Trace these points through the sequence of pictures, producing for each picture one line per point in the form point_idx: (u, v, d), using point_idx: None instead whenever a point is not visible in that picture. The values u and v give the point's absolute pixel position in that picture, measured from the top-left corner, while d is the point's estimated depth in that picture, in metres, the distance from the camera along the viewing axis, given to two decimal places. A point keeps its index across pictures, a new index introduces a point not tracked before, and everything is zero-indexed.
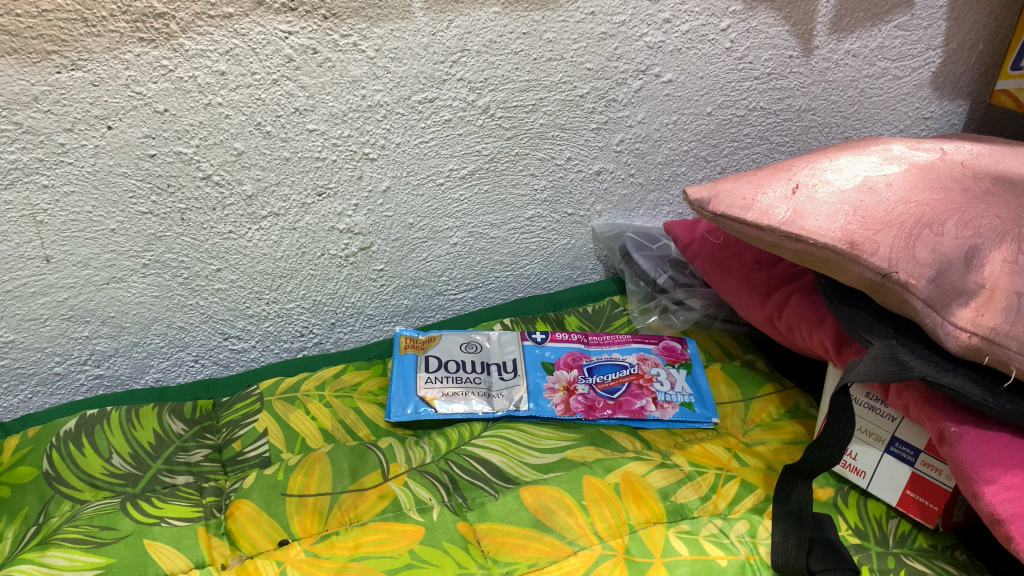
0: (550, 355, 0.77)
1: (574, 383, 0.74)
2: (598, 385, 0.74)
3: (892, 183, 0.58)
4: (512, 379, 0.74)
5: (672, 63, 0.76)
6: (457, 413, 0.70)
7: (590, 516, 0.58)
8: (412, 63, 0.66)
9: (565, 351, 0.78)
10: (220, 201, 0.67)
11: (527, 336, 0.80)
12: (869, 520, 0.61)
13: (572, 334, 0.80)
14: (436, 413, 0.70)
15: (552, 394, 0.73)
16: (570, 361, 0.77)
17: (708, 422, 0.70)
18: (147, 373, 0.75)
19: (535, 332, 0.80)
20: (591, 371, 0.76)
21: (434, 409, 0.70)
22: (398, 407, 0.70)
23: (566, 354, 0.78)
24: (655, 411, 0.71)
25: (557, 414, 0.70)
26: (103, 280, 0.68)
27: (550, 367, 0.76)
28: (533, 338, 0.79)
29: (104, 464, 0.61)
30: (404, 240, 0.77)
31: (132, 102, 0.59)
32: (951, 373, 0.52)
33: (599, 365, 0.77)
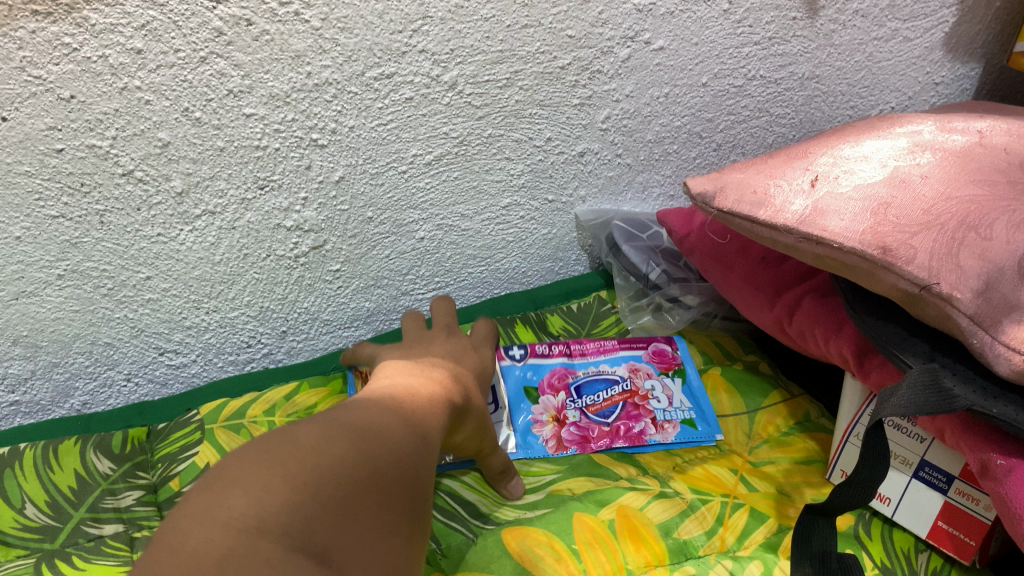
0: (532, 376, 0.68)
1: (564, 412, 0.65)
2: (589, 409, 0.66)
3: (928, 176, 0.50)
4: (495, 411, 0.63)
5: (663, 28, 0.67)
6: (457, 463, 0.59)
7: (582, 562, 0.50)
8: (365, 33, 0.56)
9: (548, 370, 0.69)
10: (146, 200, 0.58)
11: (503, 355, 0.69)
12: (896, 555, 0.54)
13: (553, 347, 0.71)
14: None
15: (541, 427, 0.64)
16: (556, 383, 0.68)
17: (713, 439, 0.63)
18: (71, 397, 0.66)
19: (511, 347, 0.70)
20: (579, 392, 0.67)
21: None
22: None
23: (549, 373, 0.69)
24: (654, 433, 0.64)
25: (550, 452, 0.62)
26: (11, 295, 0.58)
27: (534, 393, 0.67)
28: (512, 356, 0.69)
29: (15, 517, 0.53)
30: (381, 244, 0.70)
31: (29, 88, 0.49)
32: (1001, 402, 0.44)
33: (586, 382, 0.68)
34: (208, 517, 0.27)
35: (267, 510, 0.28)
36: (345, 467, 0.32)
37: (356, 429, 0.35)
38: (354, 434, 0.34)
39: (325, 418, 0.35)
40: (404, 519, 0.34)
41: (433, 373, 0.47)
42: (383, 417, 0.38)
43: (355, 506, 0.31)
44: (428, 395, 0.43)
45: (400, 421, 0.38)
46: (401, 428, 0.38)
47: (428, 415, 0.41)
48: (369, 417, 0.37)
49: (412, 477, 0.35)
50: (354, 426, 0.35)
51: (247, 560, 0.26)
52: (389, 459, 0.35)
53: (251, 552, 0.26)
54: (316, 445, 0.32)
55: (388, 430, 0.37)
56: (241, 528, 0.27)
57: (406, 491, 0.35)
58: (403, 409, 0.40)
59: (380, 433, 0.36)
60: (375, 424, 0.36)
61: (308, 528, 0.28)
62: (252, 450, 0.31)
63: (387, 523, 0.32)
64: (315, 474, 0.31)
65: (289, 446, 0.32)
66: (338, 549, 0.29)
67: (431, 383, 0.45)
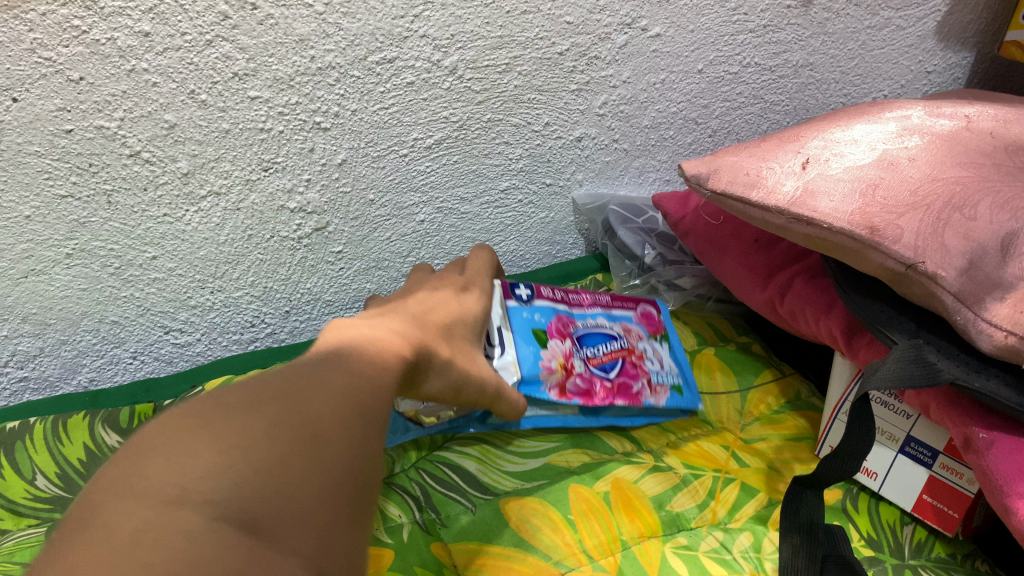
0: (539, 320, 0.64)
1: (571, 360, 0.63)
2: (590, 360, 0.64)
3: (916, 158, 0.51)
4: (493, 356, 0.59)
5: (660, 15, 0.68)
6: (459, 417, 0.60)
7: (578, 532, 0.52)
8: (368, 18, 0.58)
9: (552, 314, 0.65)
10: (152, 180, 0.59)
11: (510, 292, 0.65)
12: (882, 527, 0.56)
13: (556, 291, 0.68)
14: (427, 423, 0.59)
15: (547, 373, 0.61)
16: (560, 328, 0.64)
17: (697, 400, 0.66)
18: (78, 373, 0.67)
19: (518, 287, 0.65)
20: (581, 343, 0.65)
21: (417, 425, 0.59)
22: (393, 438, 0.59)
23: (553, 318, 0.65)
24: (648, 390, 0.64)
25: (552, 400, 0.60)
26: (21, 273, 0.59)
27: (544, 336, 0.63)
28: (519, 296, 0.65)
29: (27, 487, 0.54)
30: (393, 231, 0.72)
31: (39, 69, 0.51)
32: (982, 376, 0.46)
33: (586, 332, 0.66)
34: (130, 490, 0.27)
35: (190, 478, 0.28)
36: (280, 427, 0.31)
37: (296, 387, 0.34)
38: (292, 394, 0.34)
39: (263, 381, 0.35)
40: (355, 466, 0.33)
41: (383, 325, 0.44)
42: (335, 369, 0.37)
43: (294, 462, 0.30)
44: (391, 345, 0.42)
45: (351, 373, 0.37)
46: (353, 377, 0.37)
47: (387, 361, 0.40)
48: (314, 373, 0.36)
49: (363, 429, 0.34)
50: (295, 386, 0.34)
51: (167, 530, 0.25)
52: (335, 414, 0.34)
53: (171, 522, 0.26)
54: (246, 411, 0.32)
55: (333, 383, 0.35)
56: (163, 499, 0.27)
57: (357, 437, 0.34)
58: (362, 358, 0.39)
59: (323, 386, 0.35)
60: (320, 380, 0.35)
61: (238, 493, 0.28)
62: (183, 418, 0.31)
63: (336, 478, 0.31)
64: (245, 438, 0.30)
65: (218, 415, 0.31)
66: (274, 509, 0.28)
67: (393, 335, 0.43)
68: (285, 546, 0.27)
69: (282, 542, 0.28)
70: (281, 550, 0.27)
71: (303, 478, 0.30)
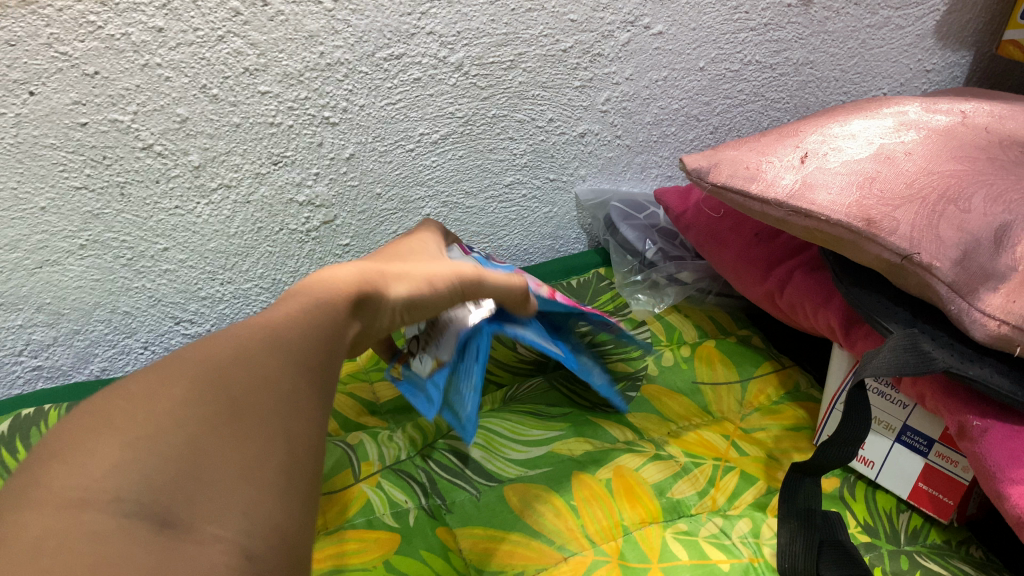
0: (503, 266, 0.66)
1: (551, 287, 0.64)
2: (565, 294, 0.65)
3: (912, 153, 0.52)
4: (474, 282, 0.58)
5: (662, 13, 0.70)
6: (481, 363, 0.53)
7: (580, 517, 0.53)
8: (376, 15, 0.59)
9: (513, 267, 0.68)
10: (164, 173, 0.60)
11: (467, 251, 0.65)
12: (879, 515, 0.57)
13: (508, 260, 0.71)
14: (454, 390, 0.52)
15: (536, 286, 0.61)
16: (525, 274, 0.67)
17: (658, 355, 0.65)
18: (91, 363, 0.69)
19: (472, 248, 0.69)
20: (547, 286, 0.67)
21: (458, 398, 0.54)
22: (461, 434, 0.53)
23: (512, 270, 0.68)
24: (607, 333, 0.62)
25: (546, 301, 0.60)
26: (36, 263, 0.60)
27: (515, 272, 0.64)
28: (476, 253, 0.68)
29: None
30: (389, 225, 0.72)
31: (56, 64, 0.52)
32: (977, 364, 0.47)
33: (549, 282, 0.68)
34: (25, 499, 0.23)
35: (93, 477, 0.24)
36: (194, 402, 0.28)
37: (227, 354, 0.31)
38: (205, 366, 0.30)
39: (177, 351, 0.31)
40: (297, 436, 0.29)
41: (326, 270, 0.43)
42: (276, 336, 0.33)
43: (224, 433, 0.27)
44: (323, 305, 0.38)
45: (270, 337, 0.33)
46: (294, 344, 0.34)
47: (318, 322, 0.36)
48: (229, 340, 0.32)
49: (292, 393, 0.31)
50: (209, 356, 0.30)
51: (74, 536, 0.22)
52: (255, 382, 0.30)
53: (76, 528, 0.22)
54: (168, 384, 0.28)
55: (252, 350, 0.32)
56: (62, 504, 0.23)
57: (297, 407, 0.30)
58: (284, 318, 0.35)
59: (257, 352, 0.32)
60: (236, 347, 0.32)
61: (155, 479, 0.24)
62: (81, 415, 0.27)
63: (267, 452, 0.27)
64: (154, 422, 0.26)
65: (136, 392, 0.27)
66: (198, 488, 0.25)
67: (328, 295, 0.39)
68: (213, 530, 0.24)
69: (206, 532, 0.24)
70: (206, 540, 0.23)
71: (234, 449, 0.26)
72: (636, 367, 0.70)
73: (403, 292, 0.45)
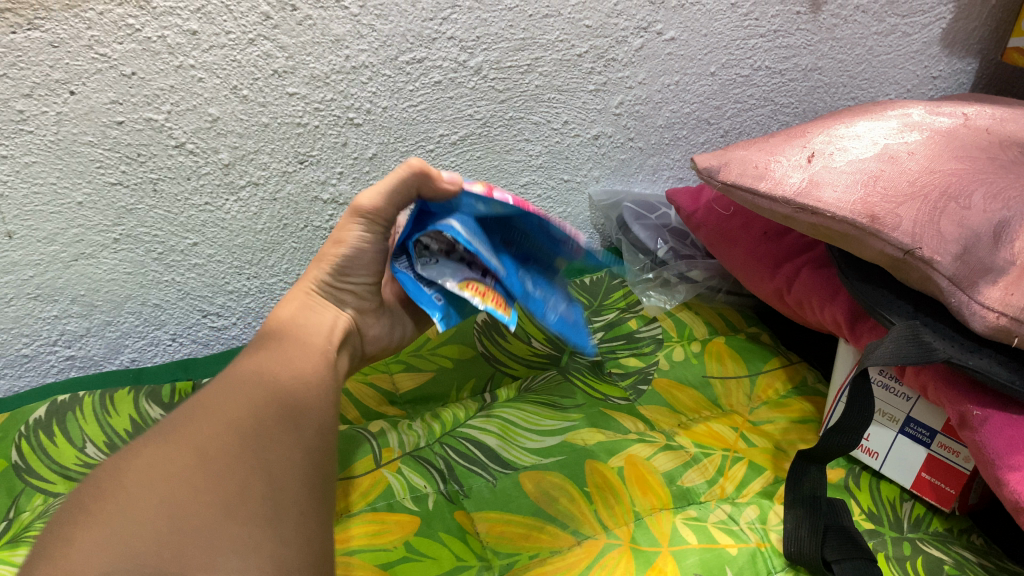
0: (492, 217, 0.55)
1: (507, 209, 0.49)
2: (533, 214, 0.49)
3: (915, 152, 0.54)
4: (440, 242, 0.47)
5: (675, 20, 0.72)
6: (425, 276, 0.45)
7: (593, 503, 0.55)
8: (399, 20, 0.61)
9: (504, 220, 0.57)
10: (195, 170, 0.63)
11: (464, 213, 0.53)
12: (882, 503, 0.59)
13: None
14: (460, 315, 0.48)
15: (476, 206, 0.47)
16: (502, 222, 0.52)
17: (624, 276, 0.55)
18: (121, 353, 0.71)
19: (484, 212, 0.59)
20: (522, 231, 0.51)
21: (487, 284, 0.46)
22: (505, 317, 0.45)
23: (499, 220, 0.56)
24: (572, 249, 0.50)
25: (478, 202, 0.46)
26: (71, 256, 0.63)
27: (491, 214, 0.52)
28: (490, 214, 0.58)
29: (78, 455, 0.58)
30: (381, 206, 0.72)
31: (96, 64, 0.55)
32: (976, 355, 0.49)
33: None
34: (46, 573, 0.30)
35: (100, 548, 0.30)
36: (174, 467, 0.34)
37: (198, 419, 0.37)
38: (179, 435, 0.36)
39: (154, 429, 0.38)
40: (275, 468, 0.36)
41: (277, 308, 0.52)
42: (242, 388, 0.40)
43: (205, 486, 0.34)
44: (280, 357, 0.45)
45: (232, 391, 0.40)
46: (260, 389, 0.40)
47: (272, 367, 0.43)
48: (196, 406, 0.39)
49: (258, 432, 0.38)
50: (179, 426, 0.37)
51: None
52: (223, 432, 0.37)
53: None
54: (154, 457, 0.35)
55: (216, 407, 0.38)
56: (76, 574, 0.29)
57: (272, 443, 0.37)
58: (243, 374, 0.42)
59: (226, 407, 0.38)
60: (201, 411, 0.38)
61: (152, 540, 0.31)
62: (82, 497, 0.33)
63: (243, 491, 0.34)
64: (142, 493, 0.33)
65: (127, 471, 0.34)
66: (190, 538, 0.31)
67: (287, 348, 0.46)
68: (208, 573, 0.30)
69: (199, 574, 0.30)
70: None
71: (218, 493, 0.33)
72: (648, 361, 0.73)
73: (320, 272, 0.51)
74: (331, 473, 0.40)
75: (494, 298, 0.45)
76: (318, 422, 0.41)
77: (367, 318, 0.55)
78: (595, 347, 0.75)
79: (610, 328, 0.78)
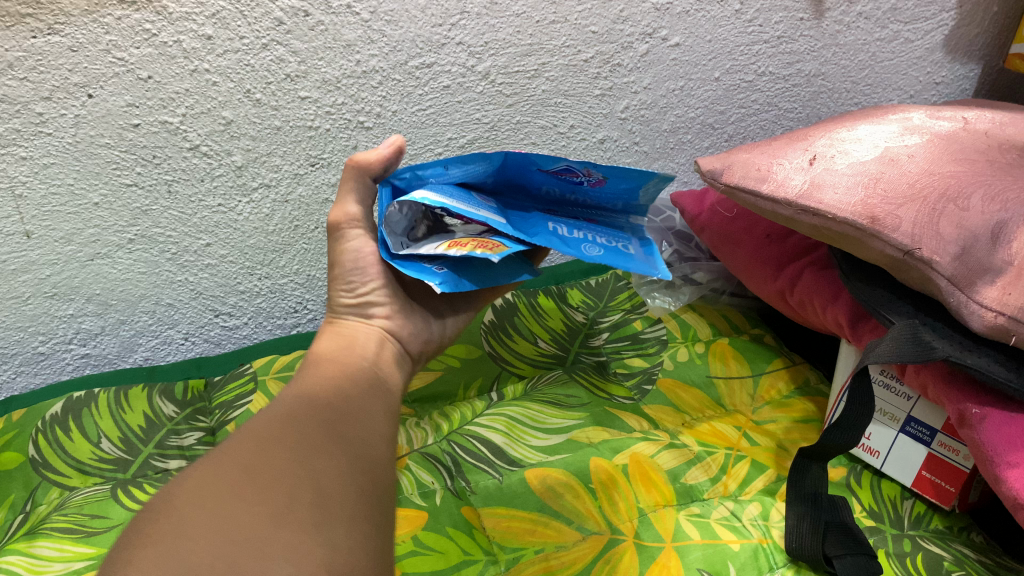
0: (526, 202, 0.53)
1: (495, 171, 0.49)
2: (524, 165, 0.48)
3: (915, 155, 0.56)
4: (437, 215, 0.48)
5: (679, 26, 0.73)
6: (417, 254, 0.45)
7: (598, 499, 0.56)
8: (409, 26, 0.63)
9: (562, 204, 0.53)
10: (209, 172, 0.64)
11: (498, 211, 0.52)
12: (883, 501, 0.59)
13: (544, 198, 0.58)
14: (480, 281, 0.46)
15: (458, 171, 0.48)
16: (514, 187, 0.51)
17: (667, 181, 0.46)
18: (135, 352, 0.73)
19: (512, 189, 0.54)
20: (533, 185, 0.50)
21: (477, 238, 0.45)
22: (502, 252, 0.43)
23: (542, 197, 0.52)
24: (584, 178, 0.48)
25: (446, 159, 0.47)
26: (87, 256, 0.64)
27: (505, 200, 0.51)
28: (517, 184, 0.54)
29: (93, 449, 0.60)
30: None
31: (113, 68, 0.56)
32: (974, 354, 0.49)
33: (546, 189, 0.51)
34: None
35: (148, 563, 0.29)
36: (221, 483, 0.33)
37: (244, 438, 0.36)
38: (225, 454, 0.35)
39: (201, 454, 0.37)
40: (322, 477, 0.35)
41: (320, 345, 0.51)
42: (287, 410, 0.39)
43: (254, 499, 0.32)
44: (321, 378, 0.44)
45: (275, 412, 0.39)
46: (305, 409, 0.39)
47: (314, 390, 0.42)
48: (241, 429, 0.38)
49: (304, 445, 0.36)
50: (225, 446, 0.36)
51: None
52: (270, 448, 0.36)
53: None
54: (200, 476, 0.34)
55: (261, 427, 0.37)
56: None
57: (318, 456, 0.36)
58: (285, 398, 0.41)
59: (270, 426, 0.37)
60: (245, 432, 0.37)
61: (201, 553, 0.29)
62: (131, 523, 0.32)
63: (292, 501, 0.33)
64: (190, 510, 0.32)
65: (176, 492, 0.33)
66: (243, 546, 0.30)
67: (326, 370, 0.45)
68: None
69: None
70: None
71: (267, 504, 0.32)
72: (652, 361, 0.74)
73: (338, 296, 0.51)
74: (384, 484, 0.39)
75: (482, 244, 0.44)
76: (365, 437, 0.40)
77: (400, 322, 0.52)
78: (600, 348, 0.76)
79: (615, 329, 0.79)
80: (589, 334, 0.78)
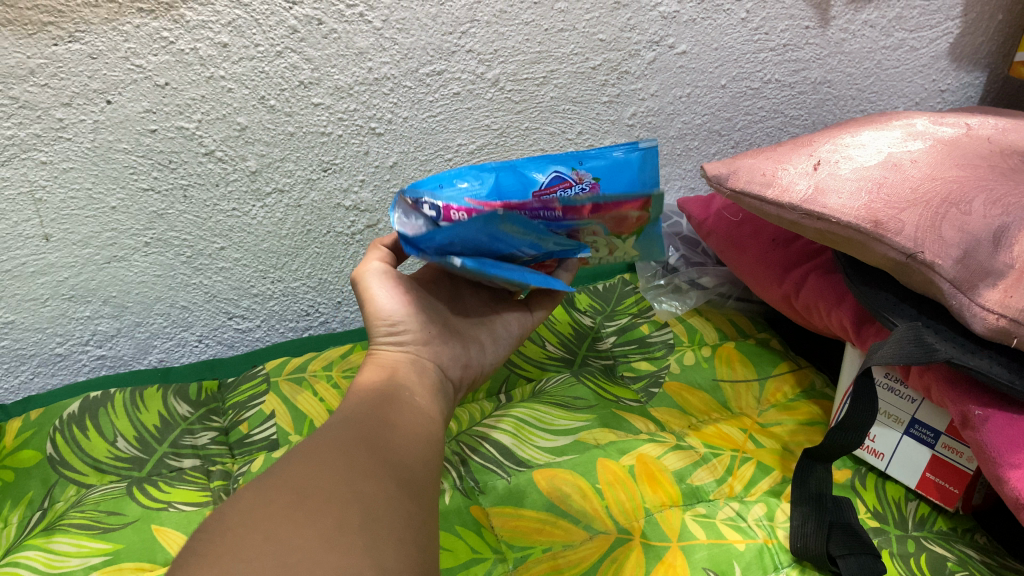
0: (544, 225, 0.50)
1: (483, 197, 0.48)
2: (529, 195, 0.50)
3: (918, 160, 0.56)
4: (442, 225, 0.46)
5: (686, 34, 0.74)
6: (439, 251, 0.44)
7: (605, 499, 0.57)
8: (420, 34, 0.64)
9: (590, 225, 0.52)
10: (224, 177, 0.65)
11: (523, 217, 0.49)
12: (888, 502, 0.60)
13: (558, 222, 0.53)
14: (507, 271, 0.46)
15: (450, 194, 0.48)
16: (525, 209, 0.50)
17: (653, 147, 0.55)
18: (149, 354, 0.74)
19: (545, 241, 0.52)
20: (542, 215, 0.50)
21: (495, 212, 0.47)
22: (514, 215, 0.43)
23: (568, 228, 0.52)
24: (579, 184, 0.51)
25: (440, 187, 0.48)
26: (104, 259, 0.66)
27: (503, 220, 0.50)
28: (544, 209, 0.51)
29: (109, 448, 0.61)
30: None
31: (131, 75, 0.57)
32: (977, 356, 0.50)
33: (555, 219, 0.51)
34: None
35: None
36: (268, 508, 0.32)
37: (289, 466, 0.36)
38: (270, 480, 0.34)
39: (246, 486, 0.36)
40: (368, 499, 0.34)
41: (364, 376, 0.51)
42: (330, 439, 0.39)
43: (303, 521, 0.31)
44: (362, 407, 0.43)
45: (318, 441, 0.38)
46: (348, 437, 0.39)
47: (355, 419, 0.41)
48: (284, 458, 0.37)
49: (350, 472, 0.36)
50: (270, 473, 0.35)
51: None
52: (315, 474, 0.35)
53: None
54: (247, 503, 0.33)
55: (305, 455, 0.37)
56: None
57: (365, 480, 0.35)
58: (327, 429, 0.40)
59: (314, 454, 0.37)
60: (290, 461, 0.36)
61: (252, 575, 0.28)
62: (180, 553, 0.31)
63: (341, 523, 0.32)
64: (238, 535, 0.31)
65: (224, 518, 0.32)
66: (294, 567, 0.29)
67: (366, 398, 0.44)
68: None
69: None
70: None
71: (316, 525, 0.31)
72: (659, 365, 0.75)
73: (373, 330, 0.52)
74: (431, 508, 0.38)
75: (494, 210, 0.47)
76: (408, 464, 0.39)
77: (435, 347, 0.53)
78: (608, 351, 0.77)
79: (623, 333, 0.80)
80: (596, 338, 0.79)
